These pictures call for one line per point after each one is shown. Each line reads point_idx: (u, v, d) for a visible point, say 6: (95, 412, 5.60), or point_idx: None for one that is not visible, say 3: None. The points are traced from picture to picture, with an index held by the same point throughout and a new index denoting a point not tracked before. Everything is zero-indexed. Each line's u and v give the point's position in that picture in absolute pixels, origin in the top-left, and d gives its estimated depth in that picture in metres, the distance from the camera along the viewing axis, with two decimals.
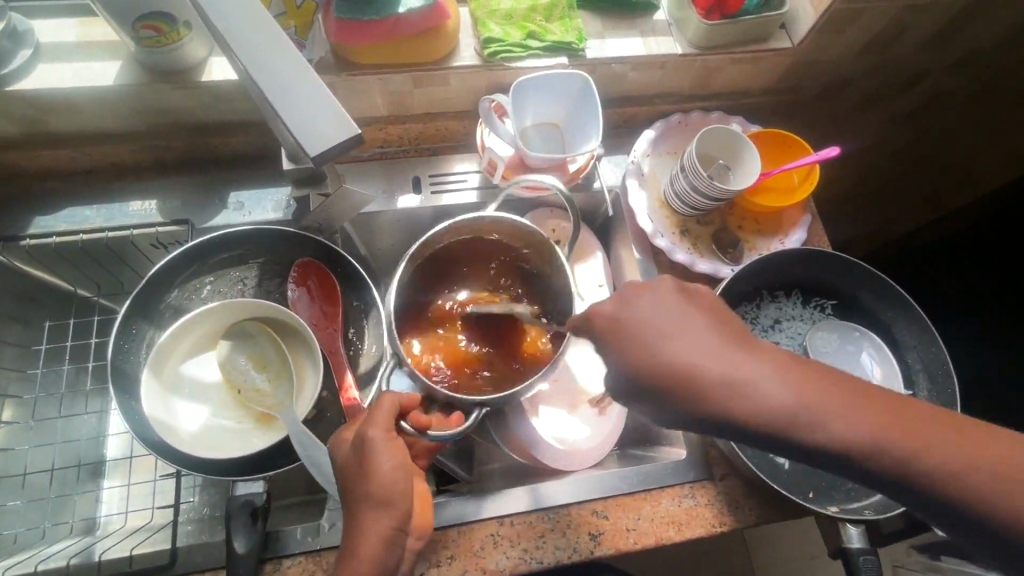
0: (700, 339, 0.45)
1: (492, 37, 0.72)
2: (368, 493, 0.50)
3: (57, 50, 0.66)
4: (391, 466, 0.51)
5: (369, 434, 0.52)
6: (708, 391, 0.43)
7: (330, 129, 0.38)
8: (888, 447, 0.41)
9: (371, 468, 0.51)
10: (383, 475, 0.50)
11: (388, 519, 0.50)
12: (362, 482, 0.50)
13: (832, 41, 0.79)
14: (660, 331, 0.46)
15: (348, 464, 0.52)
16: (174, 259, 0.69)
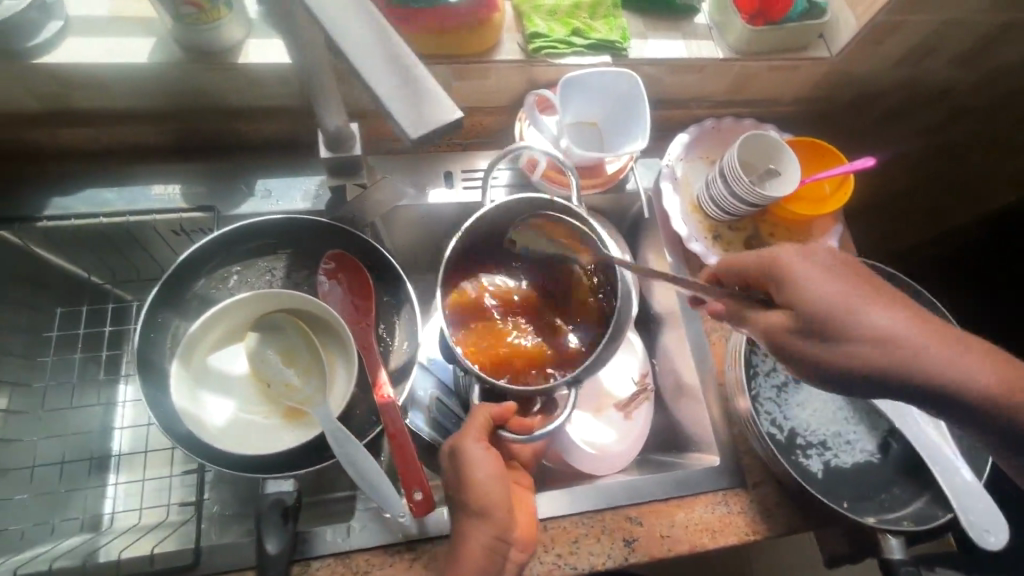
0: (885, 319, 0.46)
1: (536, 32, 0.71)
2: (469, 502, 0.53)
3: (87, 25, 0.63)
4: (486, 476, 0.53)
5: (462, 445, 0.55)
6: (897, 369, 0.45)
7: (427, 108, 0.37)
8: None
9: (469, 477, 0.53)
10: (479, 485, 0.53)
11: (487, 529, 0.52)
12: (462, 492, 0.54)
13: (871, 52, 0.80)
14: (848, 312, 0.46)
15: (449, 472, 0.56)
16: (203, 247, 0.67)
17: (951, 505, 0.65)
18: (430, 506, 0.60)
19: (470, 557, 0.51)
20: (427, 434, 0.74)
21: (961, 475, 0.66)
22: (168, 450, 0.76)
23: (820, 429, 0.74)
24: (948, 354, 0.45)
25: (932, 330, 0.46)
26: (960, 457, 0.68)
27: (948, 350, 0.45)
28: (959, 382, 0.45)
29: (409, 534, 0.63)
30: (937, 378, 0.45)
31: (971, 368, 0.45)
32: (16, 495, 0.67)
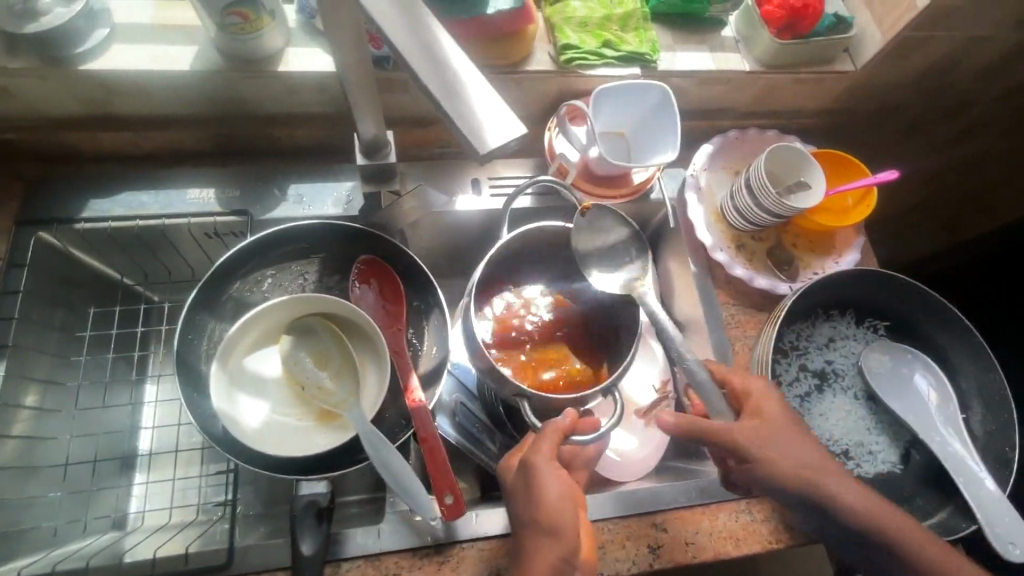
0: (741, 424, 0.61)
1: (569, 44, 0.72)
2: (542, 518, 0.56)
3: (131, 32, 0.65)
4: (558, 492, 0.56)
5: (533, 463, 0.57)
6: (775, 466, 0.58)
7: (492, 124, 0.37)
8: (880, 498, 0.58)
9: (541, 494, 0.56)
10: (550, 503, 0.56)
11: (557, 548, 0.55)
12: (532, 509, 0.56)
13: (895, 67, 0.81)
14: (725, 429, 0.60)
15: (516, 487, 0.59)
16: (239, 252, 0.68)
17: (976, 518, 0.66)
18: (460, 511, 0.61)
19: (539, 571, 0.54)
20: (456, 441, 0.74)
21: (985, 487, 0.67)
22: (198, 450, 0.77)
23: (844, 439, 0.74)
24: (818, 472, 0.60)
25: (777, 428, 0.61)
26: (983, 468, 0.68)
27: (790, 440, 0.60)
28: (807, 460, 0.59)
29: (438, 538, 0.64)
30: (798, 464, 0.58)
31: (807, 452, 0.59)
32: (49, 492, 0.68)
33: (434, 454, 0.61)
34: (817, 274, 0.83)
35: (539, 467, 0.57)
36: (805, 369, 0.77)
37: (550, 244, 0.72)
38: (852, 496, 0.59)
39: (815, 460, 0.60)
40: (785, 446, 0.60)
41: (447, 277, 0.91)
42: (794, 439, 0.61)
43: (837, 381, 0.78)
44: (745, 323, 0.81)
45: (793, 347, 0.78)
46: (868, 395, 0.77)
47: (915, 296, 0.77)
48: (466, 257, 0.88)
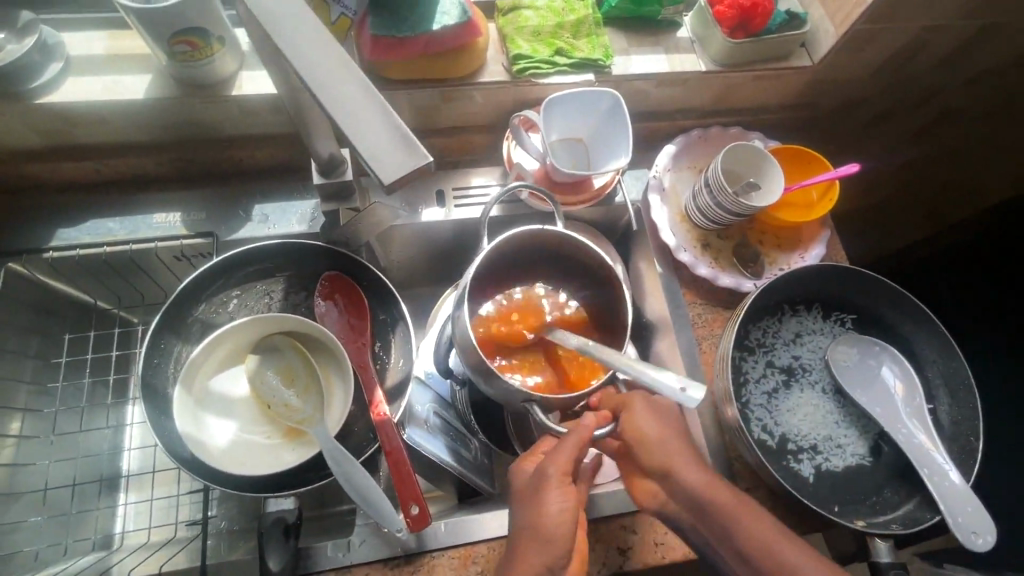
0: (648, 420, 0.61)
1: (520, 54, 0.72)
2: (533, 533, 0.54)
3: (86, 64, 0.66)
4: (559, 508, 0.55)
5: (547, 471, 0.56)
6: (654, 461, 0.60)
7: (399, 154, 0.36)
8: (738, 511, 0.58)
9: (542, 502, 0.55)
10: (551, 514, 0.55)
11: (543, 556, 0.53)
12: (530, 514, 0.55)
13: (852, 60, 0.81)
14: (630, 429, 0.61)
15: (519, 492, 0.58)
16: (202, 275, 0.69)
17: (938, 508, 0.67)
18: (426, 521, 0.62)
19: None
20: (454, 465, 0.71)
21: (949, 478, 0.67)
22: (175, 470, 0.78)
23: (812, 434, 0.75)
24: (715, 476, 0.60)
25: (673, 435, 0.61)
26: (948, 459, 0.69)
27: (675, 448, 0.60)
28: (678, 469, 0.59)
29: (408, 548, 0.65)
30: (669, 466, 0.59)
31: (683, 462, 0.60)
32: (29, 517, 0.70)
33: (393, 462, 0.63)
34: (784, 269, 0.83)
35: (548, 475, 0.56)
36: (772, 365, 0.78)
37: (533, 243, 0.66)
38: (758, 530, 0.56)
39: (729, 497, 0.58)
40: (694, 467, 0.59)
41: (418, 288, 0.92)
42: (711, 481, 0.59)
43: (805, 376, 0.78)
44: (712, 322, 0.82)
45: (760, 344, 0.78)
46: (836, 388, 0.77)
47: (880, 288, 0.77)
48: (438, 266, 0.89)
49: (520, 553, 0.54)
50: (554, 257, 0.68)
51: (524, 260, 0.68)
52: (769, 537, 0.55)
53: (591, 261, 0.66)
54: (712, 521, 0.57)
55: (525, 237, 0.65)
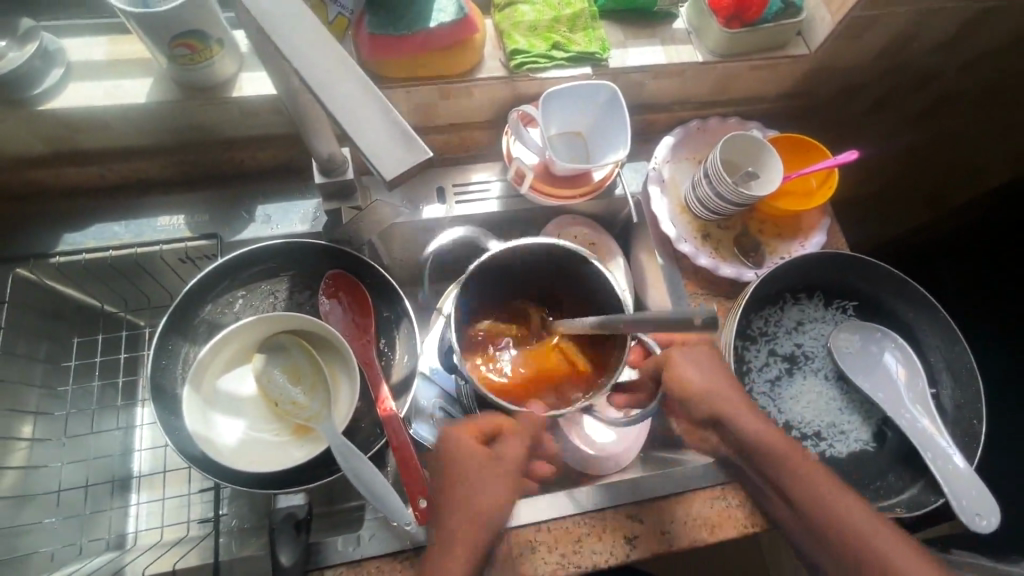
0: (701, 371, 0.65)
1: (517, 49, 0.73)
2: (464, 520, 0.58)
3: (88, 69, 0.67)
4: (490, 481, 0.59)
5: (495, 450, 0.60)
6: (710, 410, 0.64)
7: (399, 150, 0.37)
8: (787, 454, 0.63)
9: (479, 476, 0.59)
10: (486, 486, 0.59)
11: (471, 526, 0.58)
12: (466, 487, 0.59)
13: (849, 46, 0.81)
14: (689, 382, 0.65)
15: (444, 476, 0.60)
16: (207, 275, 0.70)
17: (942, 492, 0.67)
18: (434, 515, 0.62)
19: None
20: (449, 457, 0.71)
21: (953, 462, 0.68)
22: (186, 469, 0.79)
23: (815, 421, 0.75)
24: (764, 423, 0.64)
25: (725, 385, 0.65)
26: (952, 443, 0.69)
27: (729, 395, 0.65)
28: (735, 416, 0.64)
29: (416, 542, 0.65)
30: (726, 412, 0.64)
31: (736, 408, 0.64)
32: (44, 519, 0.71)
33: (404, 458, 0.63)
34: (784, 258, 0.83)
35: (491, 451, 0.60)
36: (774, 354, 0.78)
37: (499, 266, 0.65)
38: (808, 473, 0.61)
39: (785, 445, 0.63)
40: (751, 416, 0.64)
41: (421, 285, 0.93)
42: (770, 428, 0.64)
43: (808, 363, 0.79)
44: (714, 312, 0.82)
45: (762, 333, 0.79)
46: (839, 375, 0.78)
47: (881, 274, 0.77)
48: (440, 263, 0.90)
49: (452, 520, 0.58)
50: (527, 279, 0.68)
51: (496, 292, 0.69)
52: (817, 480, 0.61)
53: (561, 259, 0.65)
54: (764, 460, 0.63)
55: (481, 271, 0.64)
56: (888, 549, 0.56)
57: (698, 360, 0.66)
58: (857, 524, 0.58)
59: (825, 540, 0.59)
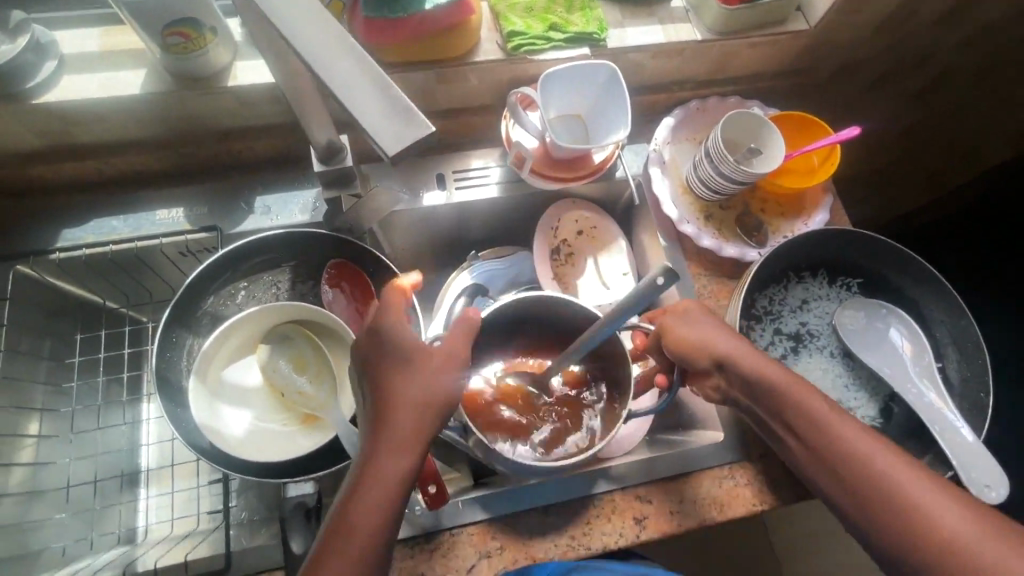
0: (712, 324, 0.64)
1: (514, 31, 0.72)
2: (416, 421, 0.51)
3: (81, 61, 0.66)
4: (439, 379, 0.52)
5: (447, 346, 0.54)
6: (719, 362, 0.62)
7: (399, 126, 0.36)
8: (802, 408, 0.58)
9: (427, 372, 0.52)
10: (433, 383, 0.52)
11: (413, 426, 0.50)
12: (411, 381, 0.51)
13: (850, 20, 0.80)
14: (696, 339, 0.63)
15: (389, 368, 0.52)
16: (210, 267, 0.69)
17: (951, 465, 0.67)
18: (444, 498, 0.64)
19: (391, 483, 0.49)
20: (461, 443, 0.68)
21: (961, 435, 0.68)
22: (194, 462, 0.79)
23: None
24: (786, 376, 0.60)
25: (744, 337, 0.63)
26: (959, 416, 0.69)
27: (745, 345, 0.62)
28: (750, 364, 0.61)
29: (427, 528, 0.66)
30: (741, 362, 0.61)
31: (750, 355, 0.61)
32: (54, 514, 0.71)
33: (369, 351, 0.53)
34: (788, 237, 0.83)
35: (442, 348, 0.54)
36: (779, 333, 0.78)
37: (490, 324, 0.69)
38: (816, 410, 0.58)
39: (788, 380, 0.59)
40: (750, 354, 0.61)
41: (423, 274, 0.92)
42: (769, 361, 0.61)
43: (813, 341, 0.79)
44: (718, 292, 0.82)
45: (766, 312, 0.78)
46: (844, 353, 0.78)
47: (884, 251, 0.77)
48: (441, 250, 0.90)
49: (394, 419, 0.50)
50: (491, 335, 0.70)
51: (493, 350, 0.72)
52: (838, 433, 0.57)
53: (531, 308, 0.68)
54: (769, 400, 0.60)
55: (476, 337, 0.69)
56: (912, 485, 0.53)
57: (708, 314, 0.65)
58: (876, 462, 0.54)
59: (846, 483, 0.55)
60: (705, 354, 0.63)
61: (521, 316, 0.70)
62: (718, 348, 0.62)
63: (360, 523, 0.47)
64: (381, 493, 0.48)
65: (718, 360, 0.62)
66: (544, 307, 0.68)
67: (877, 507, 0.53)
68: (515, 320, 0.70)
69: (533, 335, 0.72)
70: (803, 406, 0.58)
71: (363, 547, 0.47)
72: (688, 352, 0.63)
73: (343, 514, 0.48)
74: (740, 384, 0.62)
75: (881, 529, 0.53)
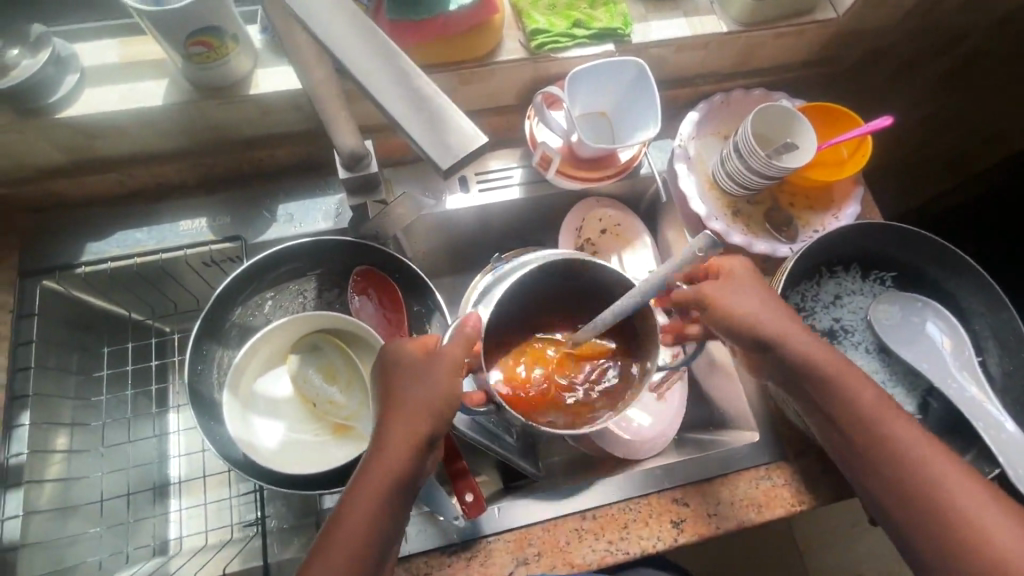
0: (758, 298, 0.61)
1: (538, 29, 0.70)
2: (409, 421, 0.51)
3: (102, 74, 0.65)
4: (437, 390, 0.52)
5: (443, 355, 0.53)
6: (766, 339, 0.60)
7: (448, 134, 0.35)
8: (844, 393, 0.58)
9: (425, 383, 0.52)
10: (430, 395, 0.52)
11: (409, 436, 0.51)
12: (408, 392, 0.52)
13: (881, 7, 0.77)
14: (747, 316, 0.60)
15: (395, 374, 0.54)
16: (237, 277, 0.69)
17: (997, 461, 0.65)
18: (481, 508, 0.62)
19: (382, 489, 0.50)
20: (502, 450, 0.72)
21: (1005, 429, 0.66)
22: (224, 473, 0.79)
23: None
24: (832, 358, 0.59)
25: (789, 316, 0.61)
26: (1002, 411, 0.67)
27: (792, 325, 0.61)
28: (795, 345, 0.59)
29: (463, 536, 0.65)
30: (786, 341, 0.60)
31: (799, 335, 0.60)
32: (88, 528, 0.71)
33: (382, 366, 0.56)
34: (818, 231, 0.82)
35: (439, 360, 0.53)
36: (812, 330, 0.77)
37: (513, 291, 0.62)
38: (863, 400, 0.58)
39: (832, 362, 0.59)
40: (806, 337, 0.60)
41: (446, 277, 0.92)
42: (820, 345, 0.60)
43: (847, 337, 0.77)
44: None
45: (798, 309, 0.77)
46: (880, 348, 0.76)
47: (921, 243, 0.75)
48: (463, 252, 0.89)
49: (391, 426, 0.51)
50: (519, 308, 0.63)
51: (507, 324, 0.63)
52: (883, 416, 0.57)
53: (558, 269, 0.62)
54: (813, 382, 0.59)
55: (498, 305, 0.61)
56: (944, 471, 0.55)
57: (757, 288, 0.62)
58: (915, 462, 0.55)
59: (872, 464, 0.57)
60: (752, 333, 0.60)
61: (542, 286, 0.63)
62: (766, 327, 0.60)
63: (353, 520, 0.49)
64: (374, 499, 0.50)
65: (764, 338, 0.60)
66: (573, 272, 0.62)
67: (910, 501, 0.55)
68: (535, 289, 0.63)
69: (553, 304, 0.64)
70: (845, 389, 0.58)
71: (359, 542, 0.49)
72: (735, 330, 0.61)
73: (339, 513, 0.50)
74: (781, 362, 0.61)
75: (906, 509, 0.55)
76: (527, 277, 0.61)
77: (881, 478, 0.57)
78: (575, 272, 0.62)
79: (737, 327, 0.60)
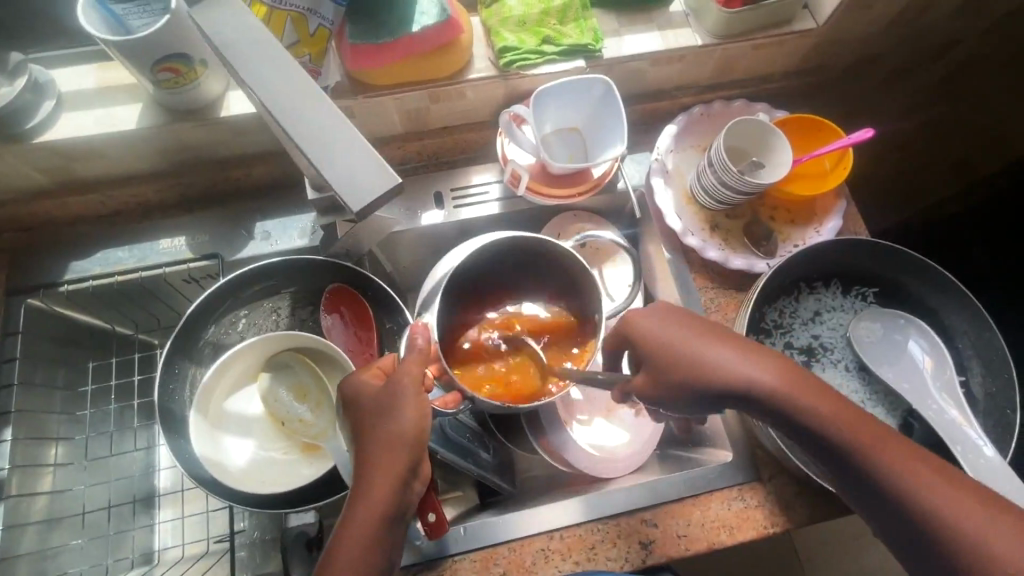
0: (679, 328, 0.56)
1: (506, 47, 0.70)
2: (380, 453, 0.50)
3: (78, 99, 0.67)
4: (410, 417, 0.50)
5: (400, 382, 0.52)
6: (701, 374, 0.54)
7: (367, 177, 0.37)
8: (806, 424, 0.51)
9: (393, 414, 0.51)
10: (401, 424, 0.50)
11: (387, 469, 0.50)
12: (380, 425, 0.51)
13: (862, 16, 0.75)
14: (675, 351, 0.55)
15: (364, 410, 0.53)
16: (209, 297, 0.70)
17: None
18: (444, 528, 0.62)
19: (367, 528, 0.48)
20: (477, 469, 0.71)
21: (984, 454, 0.64)
22: None
23: None
24: (783, 381, 0.52)
25: (725, 341, 0.55)
26: (983, 435, 0.65)
27: (727, 352, 0.54)
28: (740, 375, 0.53)
29: (429, 555, 0.66)
30: (725, 377, 0.53)
31: (737, 363, 0.53)
32: (71, 540, 0.73)
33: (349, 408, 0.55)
34: (797, 246, 0.80)
35: (402, 388, 0.51)
36: (790, 347, 0.75)
37: (473, 268, 0.62)
38: (817, 415, 0.51)
39: (781, 387, 0.52)
40: (747, 364, 0.54)
41: None
42: (753, 353, 0.54)
43: (827, 355, 0.76)
44: (727, 306, 0.79)
45: (776, 325, 0.75)
46: (860, 366, 0.74)
47: (903, 259, 0.74)
48: None
49: (368, 460, 0.51)
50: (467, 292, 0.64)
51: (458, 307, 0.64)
52: (863, 438, 0.50)
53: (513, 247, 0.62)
54: (772, 413, 0.52)
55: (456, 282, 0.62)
56: (935, 492, 0.48)
57: (686, 322, 0.56)
58: (894, 477, 0.48)
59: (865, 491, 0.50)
60: (688, 373, 0.54)
61: (503, 262, 0.63)
62: (703, 364, 0.54)
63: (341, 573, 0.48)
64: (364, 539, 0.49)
65: (701, 373, 0.53)
66: (528, 251, 0.61)
67: (916, 524, 0.48)
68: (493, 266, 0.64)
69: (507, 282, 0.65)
70: (806, 415, 0.51)
71: None
72: (669, 370, 0.54)
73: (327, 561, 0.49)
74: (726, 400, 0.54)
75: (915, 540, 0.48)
76: (471, 262, 0.61)
77: (877, 502, 0.50)
78: (529, 251, 0.61)
79: (669, 365, 0.55)
